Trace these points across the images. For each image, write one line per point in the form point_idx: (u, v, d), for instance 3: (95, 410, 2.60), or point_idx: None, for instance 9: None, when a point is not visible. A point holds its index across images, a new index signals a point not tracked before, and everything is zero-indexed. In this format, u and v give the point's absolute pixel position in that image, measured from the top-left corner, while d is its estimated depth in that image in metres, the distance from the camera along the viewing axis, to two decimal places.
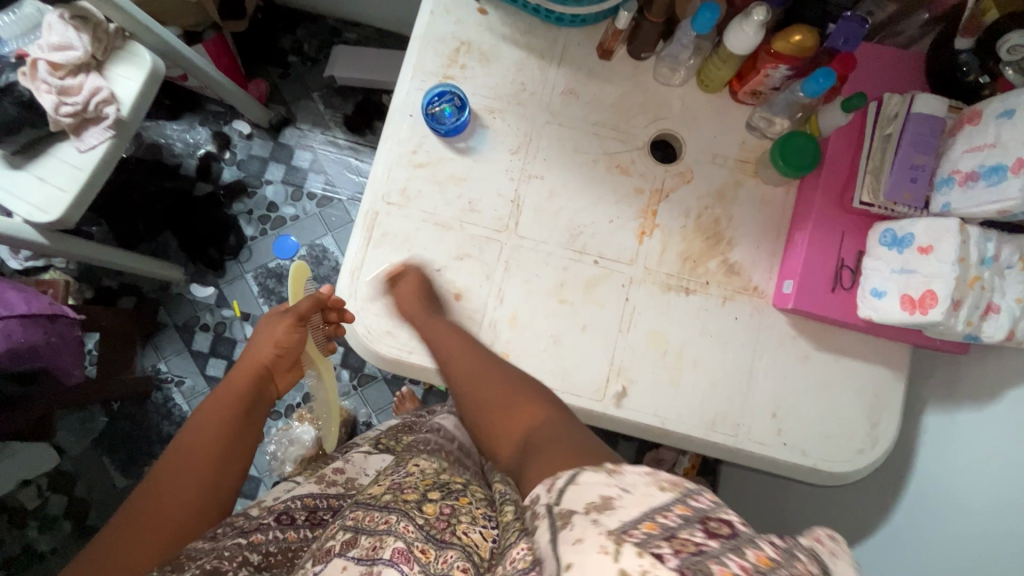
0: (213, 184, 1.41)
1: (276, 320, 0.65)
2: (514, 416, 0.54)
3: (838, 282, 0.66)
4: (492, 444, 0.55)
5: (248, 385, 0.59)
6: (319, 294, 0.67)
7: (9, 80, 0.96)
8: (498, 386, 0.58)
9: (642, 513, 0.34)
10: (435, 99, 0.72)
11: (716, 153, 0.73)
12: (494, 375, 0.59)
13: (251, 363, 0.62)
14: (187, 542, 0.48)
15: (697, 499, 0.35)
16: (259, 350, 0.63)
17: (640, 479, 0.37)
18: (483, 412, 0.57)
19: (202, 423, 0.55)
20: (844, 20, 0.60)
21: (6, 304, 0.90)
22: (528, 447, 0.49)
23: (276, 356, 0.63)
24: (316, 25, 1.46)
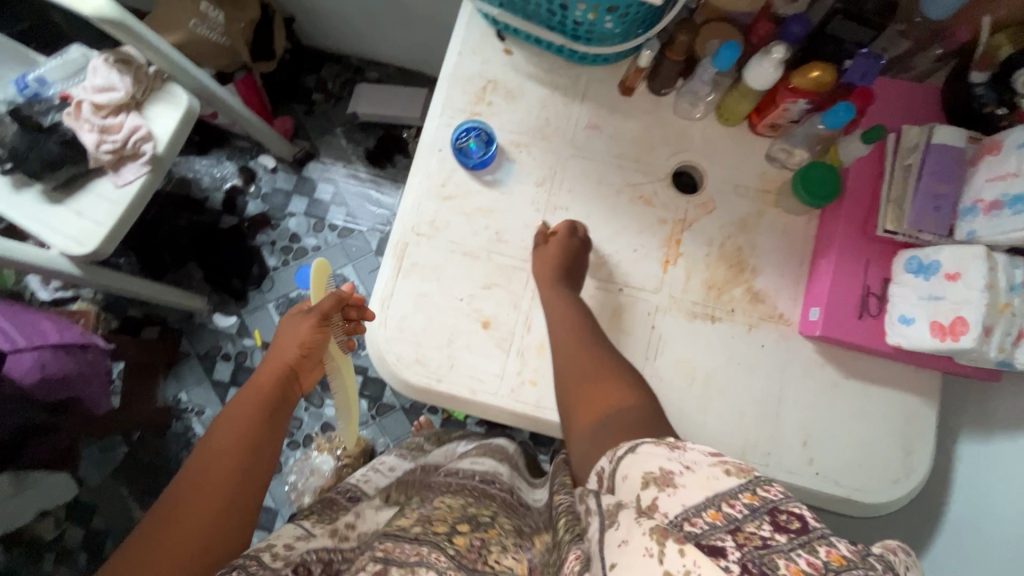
0: (238, 216, 1.45)
1: (299, 319, 0.63)
2: (597, 389, 0.59)
3: (866, 309, 0.66)
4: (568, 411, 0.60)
5: (270, 390, 0.58)
6: (342, 291, 0.65)
7: (56, 121, 1.04)
8: (584, 357, 0.63)
9: (705, 499, 0.39)
10: (463, 134, 0.75)
11: (737, 183, 0.74)
12: (581, 348, 0.63)
13: (274, 364, 0.60)
14: (202, 557, 0.46)
15: (765, 489, 0.39)
16: (282, 352, 0.61)
17: (703, 460, 0.42)
18: (568, 385, 0.62)
19: (224, 431, 0.53)
20: (859, 56, 0.62)
21: (41, 334, 0.92)
22: (606, 423, 0.54)
23: (300, 357, 0.61)
24: (340, 64, 1.51)
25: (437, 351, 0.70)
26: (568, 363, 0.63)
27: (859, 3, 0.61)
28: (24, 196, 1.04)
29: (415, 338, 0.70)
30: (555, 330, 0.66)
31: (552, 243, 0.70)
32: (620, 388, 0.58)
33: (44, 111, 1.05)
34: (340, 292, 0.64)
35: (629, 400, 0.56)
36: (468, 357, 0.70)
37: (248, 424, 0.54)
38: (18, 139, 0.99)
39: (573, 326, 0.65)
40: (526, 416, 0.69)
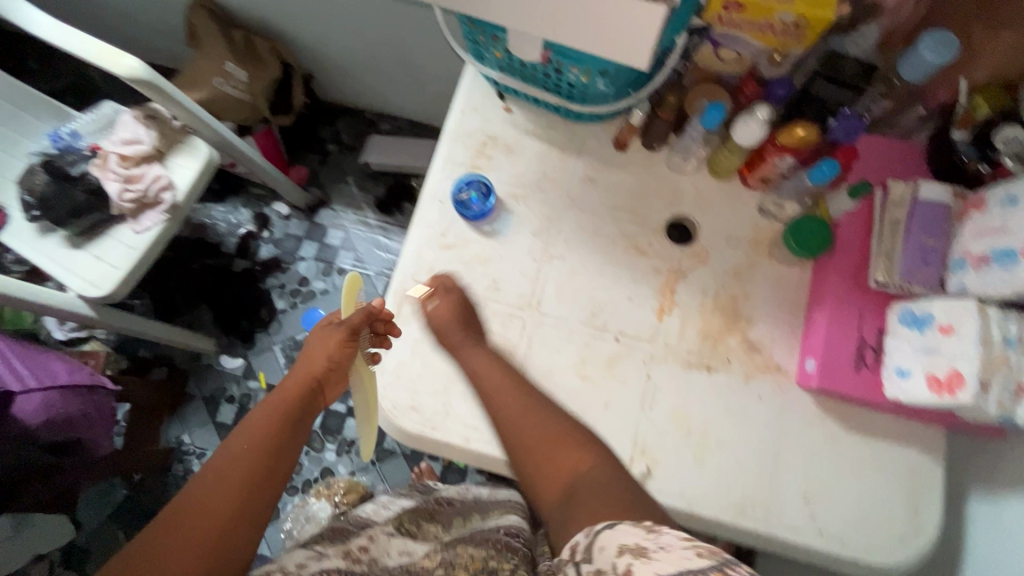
0: (250, 260, 1.50)
1: (328, 332, 0.64)
2: (557, 448, 0.58)
3: (861, 361, 0.66)
4: (526, 475, 0.59)
5: (294, 402, 0.60)
6: (371, 306, 0.66)
7: (84, 171, 1.10)
8: (536, 419, 0.61)
9: (677, 572, 0.38)
10: (464, 187, 0.77)
11: (729, 234, 0.76)
12: (530, 404, 0.62)
13: (302, 375, 0.62)
14: (212, 555, 0.49)
15: (734, 569, 0.37)
16: (310, 363, 0.62)
17: (677, 542, 0.41)
18: (521, 446, 0.60)
19: (247, 437, 0.56)
20: (842, 116, 0.66)
21: (51, 374, 0.95)
22: (571, 496, 0.54)
23: (326, 371, 0.63)
24: (354, 117, 1.59)
25: (432, 397, 0.70)
26: (521, 425, 0.61)
27: (839, 67, 0.65)
28: (48, 240, 1.09)
29: (411, 385, 0.71)
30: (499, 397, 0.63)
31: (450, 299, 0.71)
32: (574, 446, 0.58)
33: (74, 161, 1.10)
34: (371, 307, 0.66)
35: (587, 462, 0.56)
36: (464, 405, 0.70)
37: (268, 433, 0.56)
38: (46, 188, 1.06)
39: (516, 391, 0.63)
40: None
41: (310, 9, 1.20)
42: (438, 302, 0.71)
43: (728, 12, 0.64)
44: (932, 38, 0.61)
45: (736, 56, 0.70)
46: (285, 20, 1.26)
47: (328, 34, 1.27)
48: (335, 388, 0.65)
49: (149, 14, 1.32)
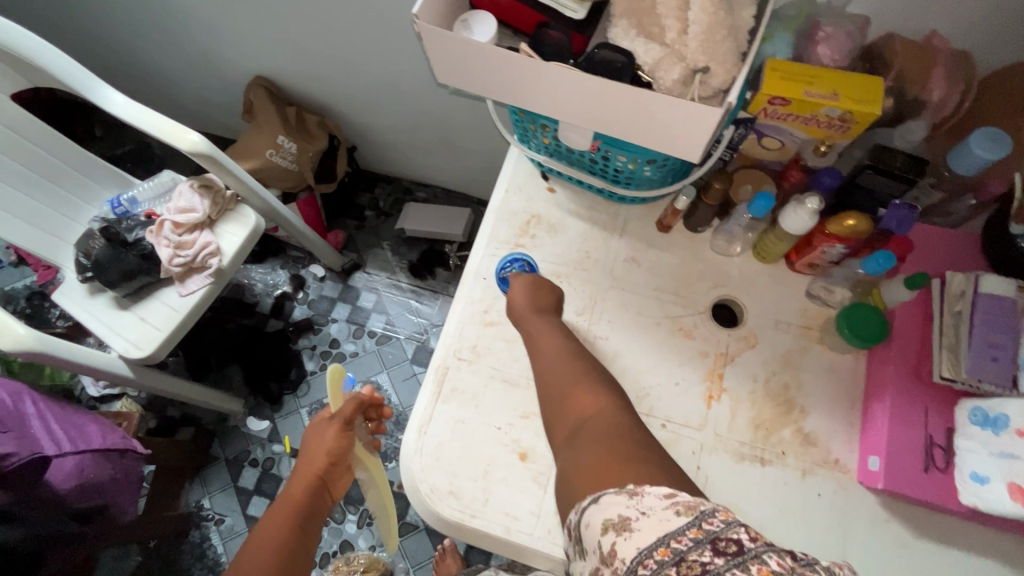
0: (284, 321, 1.52)
1: (324, 427, 0.70)
2: (573, 395, 0.62)
3: (931, 461, 0.61)
4: (551, 415, 0.63)
5: (300, 503, 0.65)
6: (361, 397, 0.72)
7: (139, 237, 1.15)
8: (567, 369, 0.65)
9: (658, 539, 0.42)
10: (509, 264, 0.79)
11: (778, 319, 0.74)
12: (570, 367, 0.65)
13: (307, 475, 0.67)
14: None
15: (709, 521, 0.42)
16: (311, 461, 0.68)
17: (658, 504, 0.44)
18: (550, 393, 0.64)
19: (262, 542, 0.61)
20: (893, 206, 0.65)
21: (85, 438, 0.95)
22: (579, 434, 0.58)
23: (329, 466, 0.68)
24: (392, 185, 1.65)
25: (472, 482, 0.68)
26: (555, 377, 0.65)
27: (889, 160, 0.64)
28: (97, 301, 1.14)
29: (451, 468, 0.69)
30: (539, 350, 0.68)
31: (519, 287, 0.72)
32: (590, 392, 0.62)
33: (130, 228, 1.17)
34: (361, 395, 0.72)
35: (598, 407, 0.60)
36: (504, 493, 0.68)
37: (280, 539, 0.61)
38: (102, 252, 1.10)
39: (559, 350, 0.67)
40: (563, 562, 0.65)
41: (360, 89, 1.28)
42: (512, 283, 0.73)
43: (773, 106, 0.65)
44: (982, 134, 0.61)
45: (779, 145, 0.72)
46: (336, 98, 1.34)
47: (375, 112, 1.34)
48: (339, 480, 0.71)
49: (210, 91, 1.42)
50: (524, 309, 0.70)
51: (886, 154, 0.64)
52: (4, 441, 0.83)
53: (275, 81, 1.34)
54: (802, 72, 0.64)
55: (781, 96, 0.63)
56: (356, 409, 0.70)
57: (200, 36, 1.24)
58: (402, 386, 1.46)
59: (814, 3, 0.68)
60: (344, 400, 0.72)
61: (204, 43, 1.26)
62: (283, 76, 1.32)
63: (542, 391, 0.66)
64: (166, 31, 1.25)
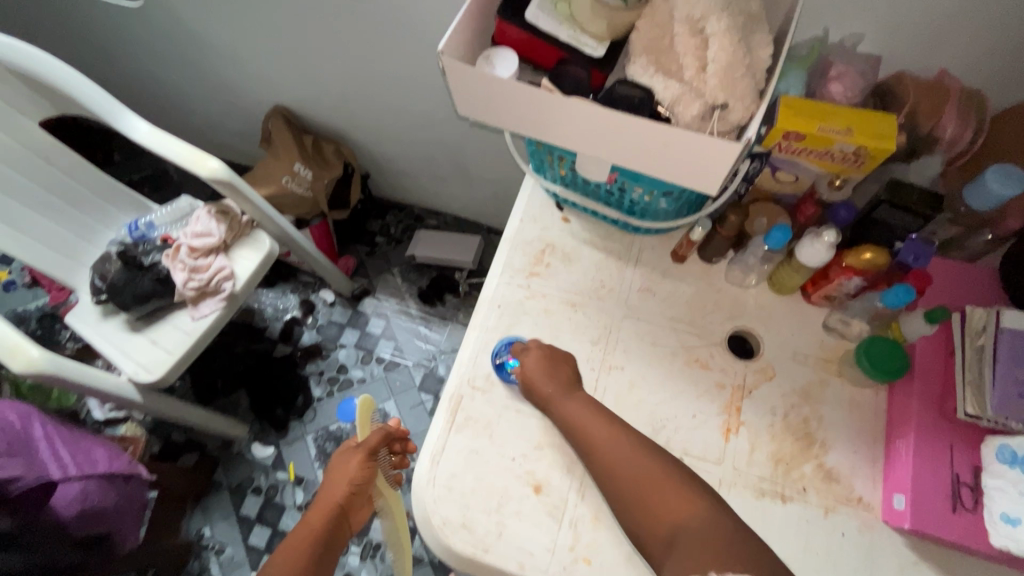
0: (292, 346, 1.52)
1: (349, 455, 0.73)
2: (646, 487, 0.58)
3: (959, 501, 0.60)
4: (624, 511, 0.59)
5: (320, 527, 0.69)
6: (387, 429, 0.75)
7: (155, 260, 1.16)
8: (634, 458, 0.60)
9: None
10: (502, 349, 0.76)
11: (795, 351, 0.74)
12: (635, 453, 0.61)
13: (329, 501, 0.70)
14: None
15: None
16: (335, 487, 0.71)
17: None
18: (618, 486, 0.60)
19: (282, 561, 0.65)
20: (910, 241, 0.65)
21: (91, 462, 0.94)
22: (670, 538, 0.54)
23: (350, 494, 0.71)
24: (404, 212, 1.67)
25: (485, 515, 0.67)
26: (621, 467, 0.60)
27: (904, 196, 0.65)
28: (110, 324, 1.15)
29: (464, 499, 0.68)
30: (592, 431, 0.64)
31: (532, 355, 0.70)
32: (656, 474, 0.59)
33: (146, 251, 1.18)
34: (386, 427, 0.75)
35: (682, 505, 0.56)
36: (518, 527, 0.66)
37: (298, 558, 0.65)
38: (119, 275, 1.11)
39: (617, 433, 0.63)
40: None
41: (376, 119, 1.31)
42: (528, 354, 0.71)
43: (787, 141, 0.66)
44: (999, 169, 0.61)
45: (793, 179, 0.72)
46: (352, 128, 1.37)
47: (390, 142, 1.37)
48: (359, 509, 0.73)
49: (229, 119, 1.46)
50: (552, 391, 0.68)
51: (902, 191, 0.65)
52: (12, 464, 0.83)
53: (294, 111, 1.38)
54: (816, 107, 0.65)
55: (795, 130, 0.64)
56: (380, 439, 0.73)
57: (224, 67, 1.28)
58: (410, 414, 1.44)
59: (826, 42, 0.70)
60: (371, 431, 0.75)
61: (227, 74, 1.30)
62: (302, 107, 1.35)
63: (602, 480, 0.62)
64: (192, 62, 1.30)
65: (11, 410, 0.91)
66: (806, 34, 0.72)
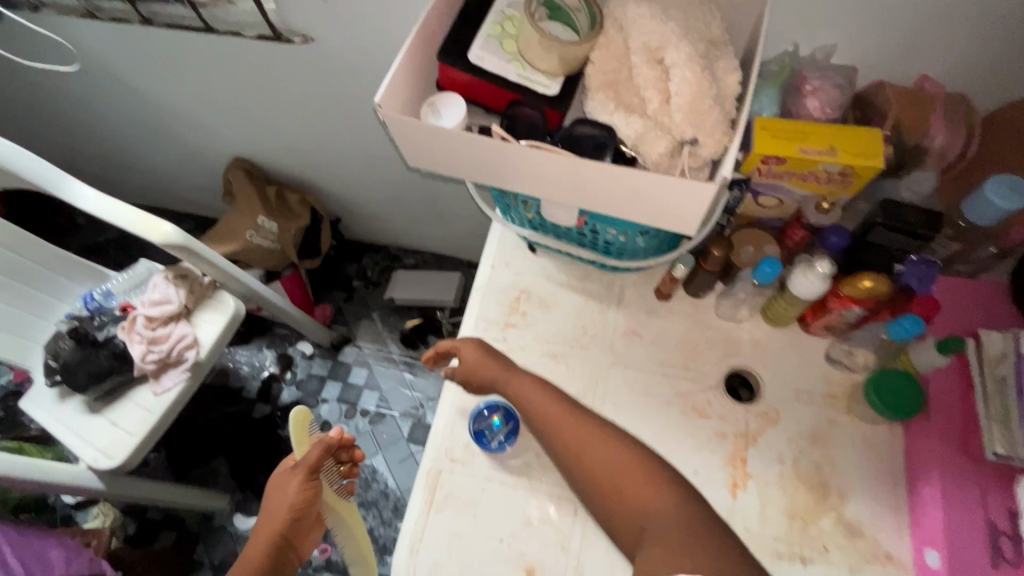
0: (271, 404, 1.44)
1: (288, 478, 0.67)
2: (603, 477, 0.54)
3: (999, 554, 0.53)
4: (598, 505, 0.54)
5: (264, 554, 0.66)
6: (328, 441, 0.67)
7: (111, 334, 1.10)
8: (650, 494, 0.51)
9: None
10: (482, 414, 0.69)
11: (798, 388, 0.68)
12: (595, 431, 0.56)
13: (269, 526, 0.66)
14: None
15: None
16: (274, 511, 0.66)
17: None
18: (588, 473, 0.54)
19: None
20: (911, 264, 0.60)
21: (46, 565, 0.86)
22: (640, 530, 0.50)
23: (291, 519, 0.66)
24: (380, 253, 1.60)
25: None
26: (592, 457, 0.54)
27: (903, 219, 0.59)
28: (66, 406, 1.07)
29: None
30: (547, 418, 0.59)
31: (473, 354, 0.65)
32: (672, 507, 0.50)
33: (102, 324, 1.12)
34: (327, 442, 0.66)
35: (652, 494, 0.51)
36: None
37: None
38: (71, 354, 1.04)
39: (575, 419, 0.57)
40: None
41: (339, 163, 1.25)
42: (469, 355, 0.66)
43: (767, 165, 0.61)
44: (999, 182, 0.56)
45: (777, 203, 0.67)
46: (316, 174, 1.32)
47: (356, 184, 1.32)
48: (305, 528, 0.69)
49: (189, 174, 1.40)
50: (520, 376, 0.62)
51: (900, 211, 0.59)
52: None
53: (254, 161, 1.32)
54: (795, 128, 0.60)
55: (774, 155, 0.59)
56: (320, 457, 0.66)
57: (176, 124, 1.23)
58: (400, 467, 1.37)
59: (797, 58, 0.65)
60: (309, 446, 0.67)
61: (180, 130, 1.25)
62: (262, 156, 1.30)
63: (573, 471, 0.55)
64: (142, 121, 1.24)
65: None
66: (775, 49, 0.67)
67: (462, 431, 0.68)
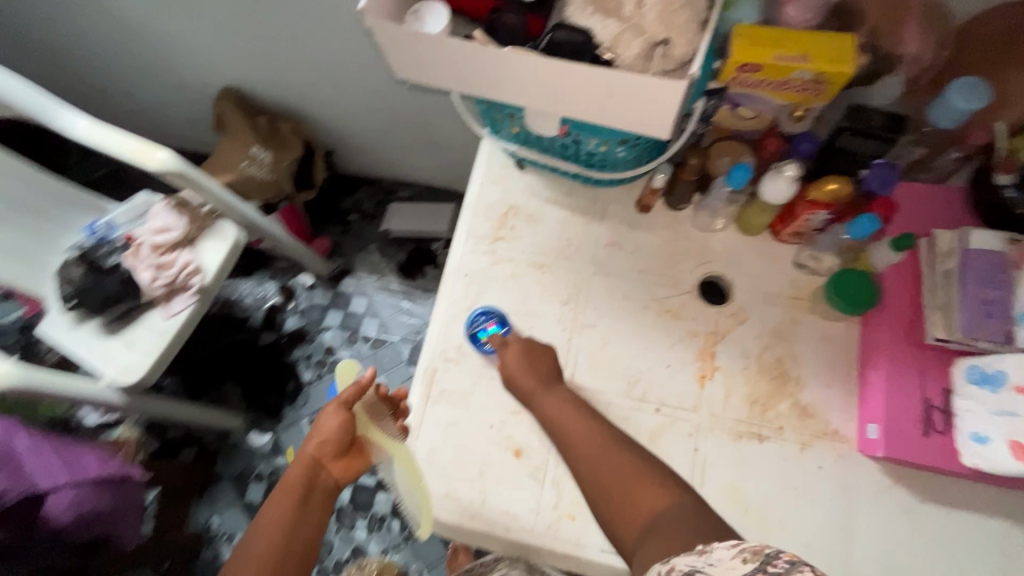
0: (276, 333, 1.50)
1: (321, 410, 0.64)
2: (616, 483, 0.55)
3: (930, 424, 0.61)
4: (604, 511, 0.55)
5: (300, 483, 0.60)
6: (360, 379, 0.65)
7: (117, 262, 1.14)
8: (636, 478, 0.55)
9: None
10: (478, 319, 0.74)
11: (767, 291, 0.73)
12: (602, 443, 0.59)
13: (303, 457, 0.62)
14: None
15: (773, 564, 0.41)
16: (309, 442, 0.63)
17: (726, 555, 0.44)
18: (599, 478, 0.56)
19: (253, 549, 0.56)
20: (876, 166, 0.63)
21: (82, 469, 0.90)
22: (652, 528, 0.51)
23: (322, 446, 0.62)
24: (374, 186, 1.61)
25: (469, 484, 0.68)
26: (603, 468, 0.57)
27: (864, 120, 0.62)
28: (82, 331, 1.12)
29: (447, 471, 0.68)
30: (571, 434, 0.61)
31: (518, 345, 0.69)
32: (659, 487, 0.54)
33: (109, 253, 1.15)
34: (360, 379, 0.64)
35: (665, 496, 0.53)
36: (502, 490, 0.67)
37: (281, 526, 0.58)
38: (83, 280, 1.10)
39: (592, 430, 0.60)
40: (565, 554, 0.65)
41: (329, 90, 1.25)
42: (508, 352, 0.69)
43: (744, 73, 0.63)
44: (963, 84, 0.59)
45: (754, 114, 0.69)
46: (307, 102, 1.31)
47: (347, 113, 1.32)
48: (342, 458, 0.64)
49: (178, 106, 1.39)
50: (536, 390, 0.65)
51: (864, 115, 0.62)
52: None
53: (243, 90, 1.31)
54: (772, 34, 0.61)
55: (750, 62, 0.60)
56: (353, 392, 0.64)
57: (163, 51, 1.22)
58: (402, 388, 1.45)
59: None
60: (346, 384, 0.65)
61: (167, 58, 1.24)
62: (250, 85, 1.29)
63: (585, 479, 0.57)
64: (128, 48, 1.23)
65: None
66: None
67: (456, 333, 0.74)
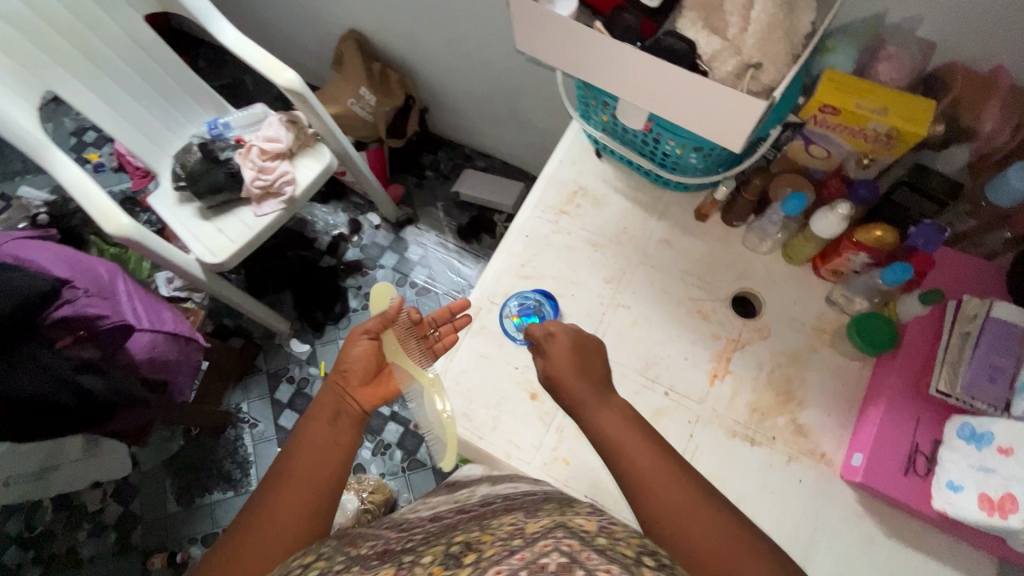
0: (337, 259, 1.64)
1: (350, 343, 0.69)
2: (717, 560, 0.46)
3: (912, 466, 0.66)
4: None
5: (329, 403, 0.62)
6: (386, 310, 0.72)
7: (229, 155, 1.27)
8: (721, 539, 0.47)
9: None
10: (518, 304, 0.83)
11: (793, 318, 0.79)
12: (674, 481, 0.51)
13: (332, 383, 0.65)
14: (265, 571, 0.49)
15: None
16: (336, 369, 0.67)
17: None
18: (692, 546, 0.47)
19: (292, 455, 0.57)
20: (922, 225, 0.68)
21: (161, 321, 1.07)
22: None
23: (345, 372, 0.66)
24: (455, 150, 1.73)
25: (485, 410, 0.77)
26: (696, 530, 0.48)
27: (922, 181, 0.69)
28: (184, 209, 1.27)
29: (468, 395, 0.78)
30: (646, 478, 0.51)
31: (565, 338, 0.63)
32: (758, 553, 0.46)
33: (222, 148, 1.29)
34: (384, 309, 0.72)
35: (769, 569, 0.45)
36: (512, 423, 0.76)
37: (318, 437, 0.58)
38: (198, 165, 1.25)
39: (665, 467, 0.52)
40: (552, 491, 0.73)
41: (442, 52, 1.36)
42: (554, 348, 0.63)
43: (823, 114, 0.69)
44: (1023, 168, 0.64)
45: (825, 154, 0.74)
46: (419, 59, 1.43)
47: (452, 77, 1.43)
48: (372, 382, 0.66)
49: (307, 36, 1.54)
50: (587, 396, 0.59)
51: (925, 176, 0.69)
52: (99, 303, 0.95)
53: (367, 35, 1.44)
54: (858, 84, 0.67)
55: (831, 104, 0.67)
56: (378, 323, 0.71)
57: None
58: None
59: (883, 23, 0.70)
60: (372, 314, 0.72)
61: None
62: (375, 32, 1.42)
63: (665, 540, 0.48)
64: None
65: (102, 266, 1.03)
66: None
67: (505, 284, 0.84)
